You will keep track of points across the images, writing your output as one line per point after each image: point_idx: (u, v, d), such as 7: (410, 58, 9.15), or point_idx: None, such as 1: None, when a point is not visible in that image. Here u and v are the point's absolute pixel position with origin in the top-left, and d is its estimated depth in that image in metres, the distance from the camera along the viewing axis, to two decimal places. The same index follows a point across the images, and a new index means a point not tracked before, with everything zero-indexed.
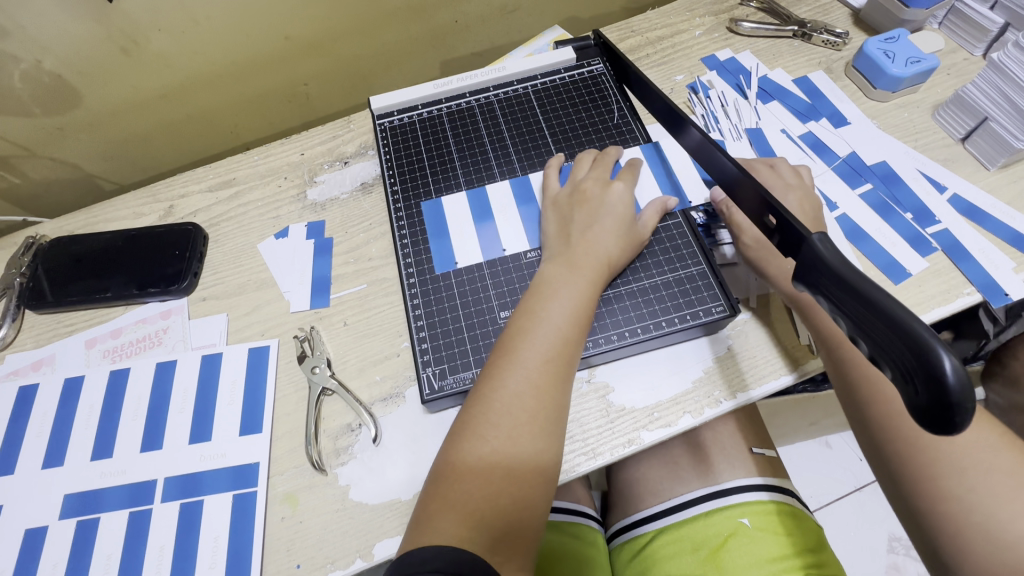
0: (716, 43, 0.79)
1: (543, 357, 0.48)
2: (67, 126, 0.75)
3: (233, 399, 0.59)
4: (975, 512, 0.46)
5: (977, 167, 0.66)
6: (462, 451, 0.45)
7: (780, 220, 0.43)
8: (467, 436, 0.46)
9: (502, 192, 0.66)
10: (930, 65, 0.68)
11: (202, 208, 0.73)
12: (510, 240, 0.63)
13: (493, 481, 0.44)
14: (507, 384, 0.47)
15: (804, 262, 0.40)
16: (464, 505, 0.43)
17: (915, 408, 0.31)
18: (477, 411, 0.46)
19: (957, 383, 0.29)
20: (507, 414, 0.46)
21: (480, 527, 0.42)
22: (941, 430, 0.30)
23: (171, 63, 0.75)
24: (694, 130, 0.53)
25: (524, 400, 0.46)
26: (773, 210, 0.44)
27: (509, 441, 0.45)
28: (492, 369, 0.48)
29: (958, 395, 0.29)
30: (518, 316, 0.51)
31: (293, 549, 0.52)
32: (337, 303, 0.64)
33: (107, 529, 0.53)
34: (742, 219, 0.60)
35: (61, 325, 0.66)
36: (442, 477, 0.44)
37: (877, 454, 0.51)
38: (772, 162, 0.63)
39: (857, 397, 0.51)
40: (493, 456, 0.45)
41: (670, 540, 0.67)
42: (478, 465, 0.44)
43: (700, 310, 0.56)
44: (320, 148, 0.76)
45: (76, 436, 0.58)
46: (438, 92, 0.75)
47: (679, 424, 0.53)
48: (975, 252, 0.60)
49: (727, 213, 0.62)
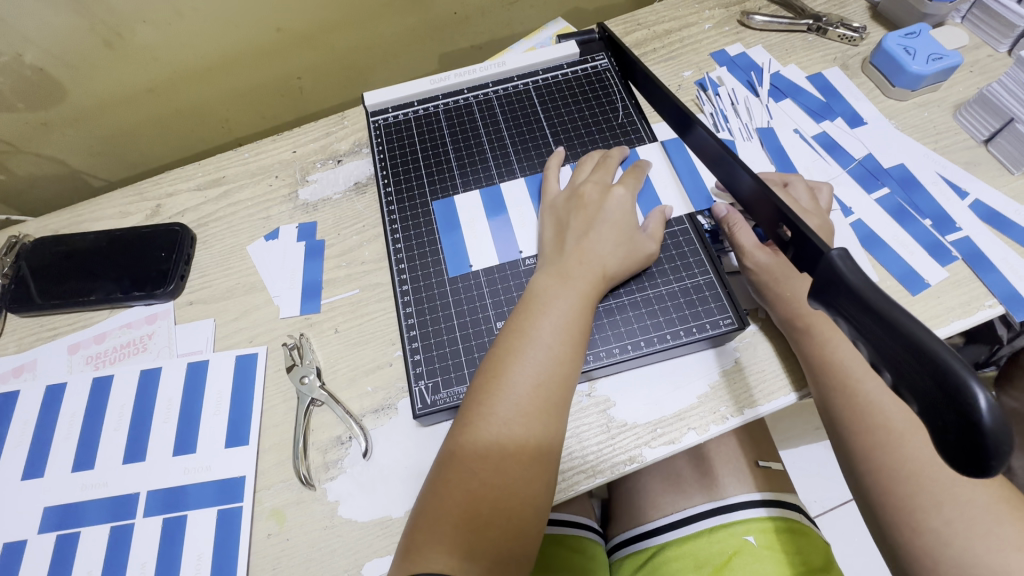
0: (726, 37, 0.76)
1: (534, 383, 0.45)
2: (51, 121, 0.73)
3: (220, 409, 0.57)
4: (994, 541, 0.43)
5: (1001, 171, 0.62)
6: (448, 483, 0.43)
7: (796, 232, 0.40)
8: (456, 469, 0.43)
9: (519, 185, 0.64)
10: (953, 63, 0.64)
11: (191, 207, 0.71)
12: (526, 240, 0.60)
13: (483, 514, 0.41)
14: (495, 412, 0.44)
15: (826, 275, 0.37)
16: (455, 535, 0.41)
17: (939, 445, 0.29)
18: (462, 440, 0.44)
19: (991, 422, 0.26)
20: (494, 447, 0.43)
21: (474, 557, 0.40)
22: (974, 470, 0.28)
23: (158, 56, 0.72)
24: (704, 132, 0.50)
25: (513, 430, 0.44)
26: (788, 221, 0.41)
27: (496, 477, 0.43)
28: (478, 395, 0.46)
29: (994, 436, 0.26)
30: (506, 336, 0.49)
31: (279, 568, 0.49)
32: (328, 309, 0.62)
33: (88, 544, 0.51)
34: (743, 236, 0.57)
35: (43, 329, 0.63)
36: (427, 509, 0.42)
37: (860, 486, 0.49)
38: (786, 180, 0.59)
39: (839, 426, 0.50)
40: (482, 490, 0.42)
41: (673, 556, 0.65)
42: (463, 498, 0.42)
43: (707, 322, 0.54)
44: (312, 145, 0.74)
45: (56, 446, 0.56)
46: (435, 89, 0.72)
47: (684, 441, 0.51)
48: (998, 262, 0.57)
49: (728, 225, 0.58)
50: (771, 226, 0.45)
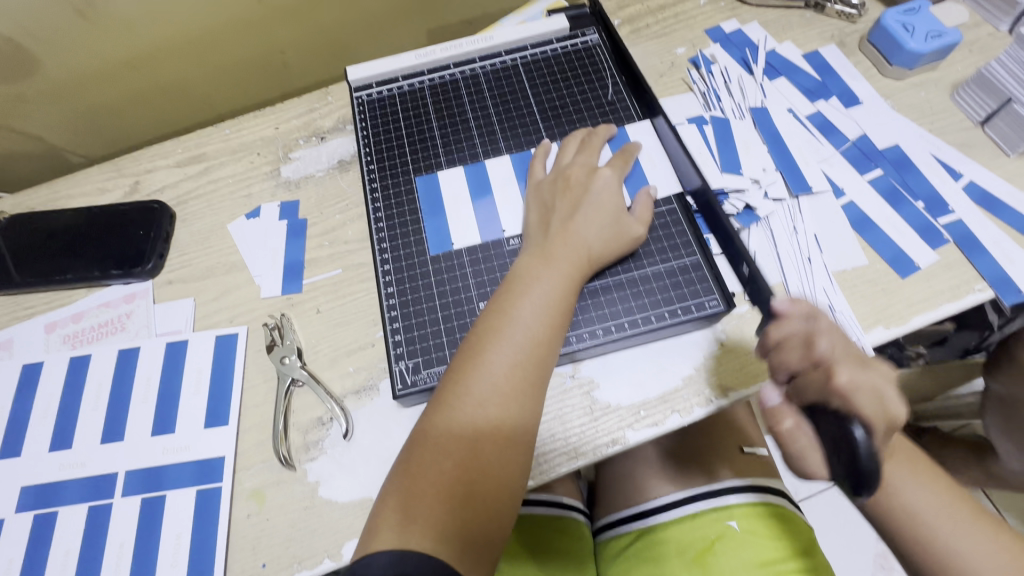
0: (722, 13, 0.74)
1: (512, 363, 0.45)
2: (26, 94, 0.71)
3: (199, 388, 0.56)
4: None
5: (997, 153, 0.61)
6: (422, 462, 0.42)
7: (750, 272, 0.53)
8: (430, 449, 0.43)
9: (505, 164, 0.62)
10: (952, 41, 0.63)
11: (170, 184, 0.69)
12: (511, 220, 0.59)
13: (457, 493, 0.41)
14: (471, 392, 0.44)
15: (752, 295, 0.55)
16: (428, 514, 0.40)
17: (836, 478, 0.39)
18: (439, 420, 0.44)
19: (869, 463, 0.36)
20: (469, 425, 0.43)
21: (447, 537, 0.39)
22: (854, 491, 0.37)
23: (133, 27, 0.69)
24: (662, 119, 0.61)
25: (488, 410, 0.44)
26: (744, 262, 0.54)
27: (471, 455, 0.42)
28: (456, 375, 0.45)
29: (869, 475, 0.36)
30: (486, 317, 0.48)
31: (259, 548, 0.49)
32: (310, 289, 0.61)
33: (65, 524, 0.51)
34: (815, 463, 0.41)
35: (19, 308, 0.62)
36: (400, 488, 0.42)
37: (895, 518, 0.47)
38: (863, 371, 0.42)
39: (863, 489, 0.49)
40: (456, 470, 0.42)
41: (656, 541, 0.66)
42: (437, 478, 0.41)
43: (693, 304, 0.53)
44: (295, 121, 0.72)
45: (34, 426, 0.55)
46: (420, 64, 0.70)
47: (667, 423, 0.51)
48: (990, 246, 0.56)
49: (794, 449, 0.42)
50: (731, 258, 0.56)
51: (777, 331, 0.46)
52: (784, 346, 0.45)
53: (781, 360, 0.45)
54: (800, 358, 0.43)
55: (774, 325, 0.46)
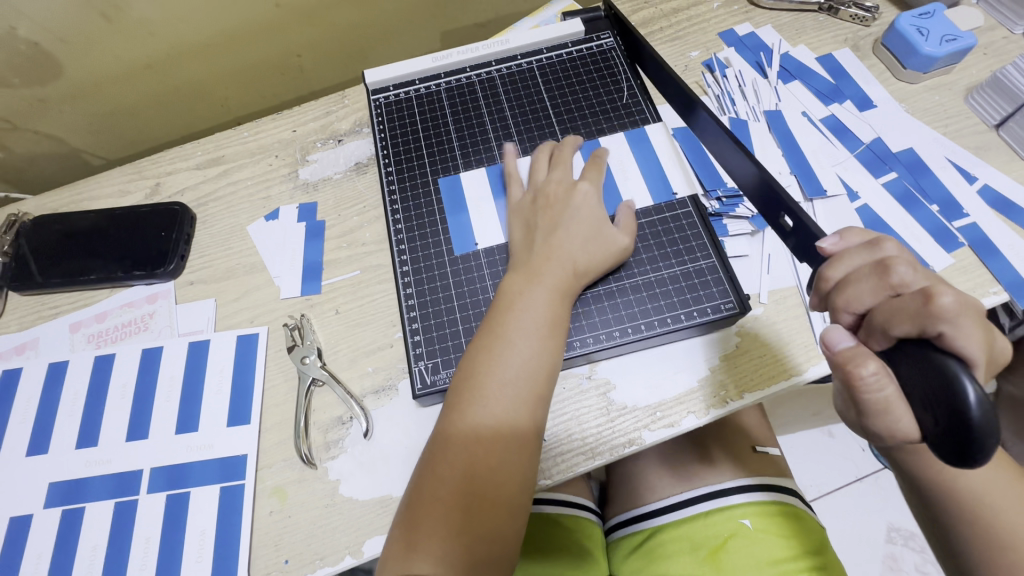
0: (735, 17, 0.74)
1: (503, 385, 0.45)
2: (49, 97, 0.72)
3: (221, 387, 0.57)
4: (982, 515, 0.44)
5: (1011, 157, 0.61)
6: (423, 488, 0.43)
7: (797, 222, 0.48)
8: (429, 474, 0.44)
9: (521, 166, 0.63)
10: (966, 44, 0.63)
11: (190, 185, 0.70)
12: None
13: (457, 516, 0.42)
14: (467, 417, 0.45)
15: (798, 249, 0.50)
16: (431, 538, 0.41)
17: (930, 439, 0.34)
18: (436, 445, 0.45)
19: (980, 418, 0.31)
20: (466, 450, 0.44)
21: (450, 558, 0.40)
22: (960, 459, 0.32)
23: (154, 31, 0.70)
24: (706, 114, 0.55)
25: (483, 433, 0.44)
26: (789, 213, 0.48)
27: (469, 478, 0.43)
28: (451, 400, 0.46)
29: (982, 430, 0.31)
30: (476, 341, 0.49)
31: (281, 544, 0.50)
32: (329, 290, 0.61)
33: (93, 519, 0.52)
34: (902, 415, 0.35)
35: (44, 307, 0.63)
36: (405, 513, 0.43)
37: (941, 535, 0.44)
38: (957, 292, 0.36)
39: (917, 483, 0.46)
40: (455, 493, 0.42)
41: (669, 539, 0.66)
42: (436, 503, 0.42)
43: (708, 306, 0.53)
44: (313, 124, 0.73)
45: (60, 424, 0.56)
46: (437, 66, 0.70)
47: (683, 424, 0.51)
48: (1005, 249, 0.56)
49: (875, 399, 0.36)
50: (770, 216, 0.52)
51: (835, 271, 0.41)
52: (850, 281, 0.40)
53: (849, 297, 0.39)
54: (874, 290, 0.38)
55: (831, 264, 0.42)
